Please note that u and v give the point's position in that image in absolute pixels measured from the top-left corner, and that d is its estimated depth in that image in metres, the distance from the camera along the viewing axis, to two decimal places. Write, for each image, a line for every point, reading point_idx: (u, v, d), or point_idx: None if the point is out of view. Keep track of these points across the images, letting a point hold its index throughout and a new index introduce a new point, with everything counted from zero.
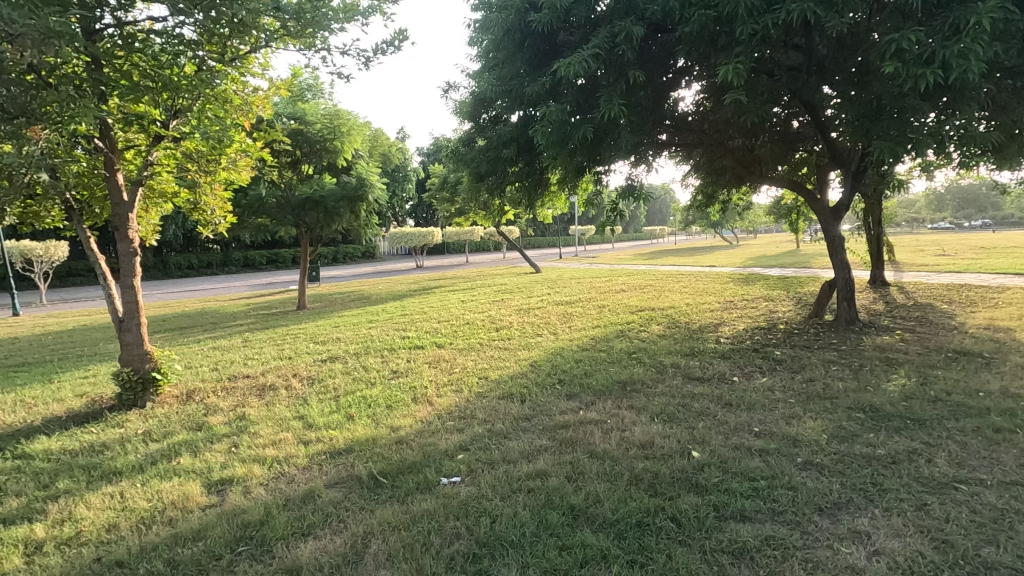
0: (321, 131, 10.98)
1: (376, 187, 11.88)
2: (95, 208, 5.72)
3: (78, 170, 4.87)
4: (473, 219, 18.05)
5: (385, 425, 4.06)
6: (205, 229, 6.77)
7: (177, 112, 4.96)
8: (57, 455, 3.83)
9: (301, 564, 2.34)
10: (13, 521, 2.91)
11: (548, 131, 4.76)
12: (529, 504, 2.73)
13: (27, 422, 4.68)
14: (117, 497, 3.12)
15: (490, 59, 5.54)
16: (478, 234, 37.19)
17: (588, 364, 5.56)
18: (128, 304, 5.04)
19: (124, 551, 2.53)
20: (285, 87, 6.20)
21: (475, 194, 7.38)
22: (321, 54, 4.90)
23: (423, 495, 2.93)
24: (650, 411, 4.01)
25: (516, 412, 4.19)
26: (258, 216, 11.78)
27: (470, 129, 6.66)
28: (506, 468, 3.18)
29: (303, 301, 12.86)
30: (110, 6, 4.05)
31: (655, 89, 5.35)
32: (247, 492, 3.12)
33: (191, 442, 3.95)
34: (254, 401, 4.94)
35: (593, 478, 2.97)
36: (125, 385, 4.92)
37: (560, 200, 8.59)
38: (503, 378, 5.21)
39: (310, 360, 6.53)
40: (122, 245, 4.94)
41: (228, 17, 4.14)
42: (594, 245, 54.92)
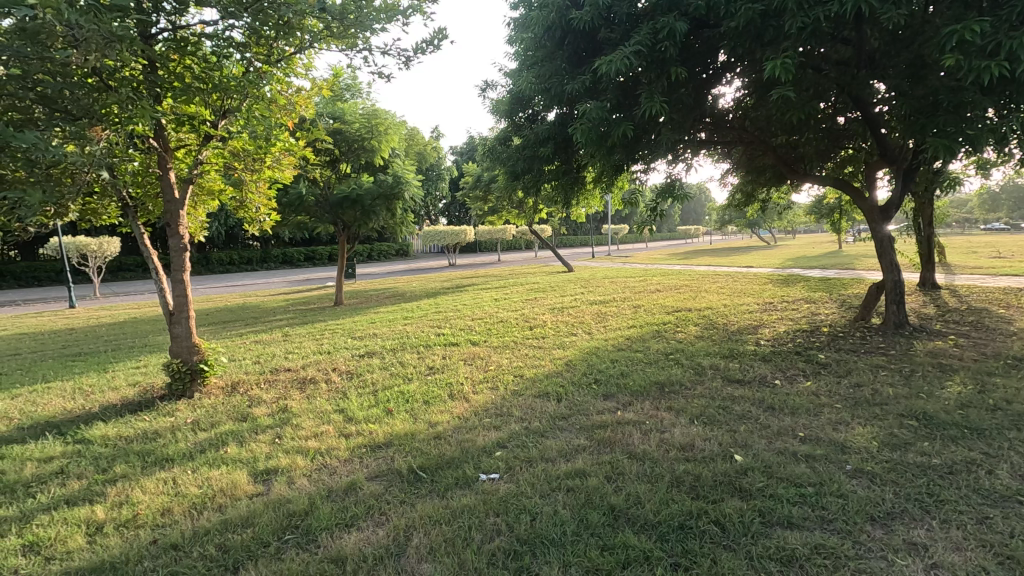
0: (360, 130, 11.19)
1: (412, 186, 12.04)
2: (149, 206, 5.95)
3: (133, 169, 5.09)
4: (506, 217, 18.08)
5: (423, 421, 4.12)
6: (250, 226, 6.98)
7: (226, 113, 5.11)
8: (114, 441, 4.01)
9: (347, 554, 2.39)
10: (76, 502, 3.07)
11: (587, 129, 4.72)
12: (569, 503, 2.72)
13: (86, 409, 4.92)
14: (170, 482, 3.24)
15: (528, 58, 5.54)
16: (510, 233, 37.30)
17: (625, 364, 5.51)
18: (179, 298, 5.24)
19: (178, 534, 2.63)
20: (328, 87, 6.32)
21: (511, 192, 7.39)
22: (362, 54, 4.97)
23: (462, 491, 2.95)
24: (690, 413, 3.95)
25: (553, 410, 4.18)
26: (298, 214, 12.08)
27: (507, 128, 6.67)
28: (544, 466, 3.18)
29: (339, 298, 13.12)
30: (166, 11, 4.19)
31: (696, 86, 5.24)
32: (291, 482, 3.20)
33: (237, 432, 4.08)
34: (296, 394, 5.07)
35: (633, 479, 2.94)
36: (175, 375, 5.11)
37: (595, 199, 8.55)
38: (539, 377, 5.21)
39: (348, 355, 6.68)
40: (173, 241, 5.14)
41: (275, 17, 4.24)
42: (627, 245, 54.29)
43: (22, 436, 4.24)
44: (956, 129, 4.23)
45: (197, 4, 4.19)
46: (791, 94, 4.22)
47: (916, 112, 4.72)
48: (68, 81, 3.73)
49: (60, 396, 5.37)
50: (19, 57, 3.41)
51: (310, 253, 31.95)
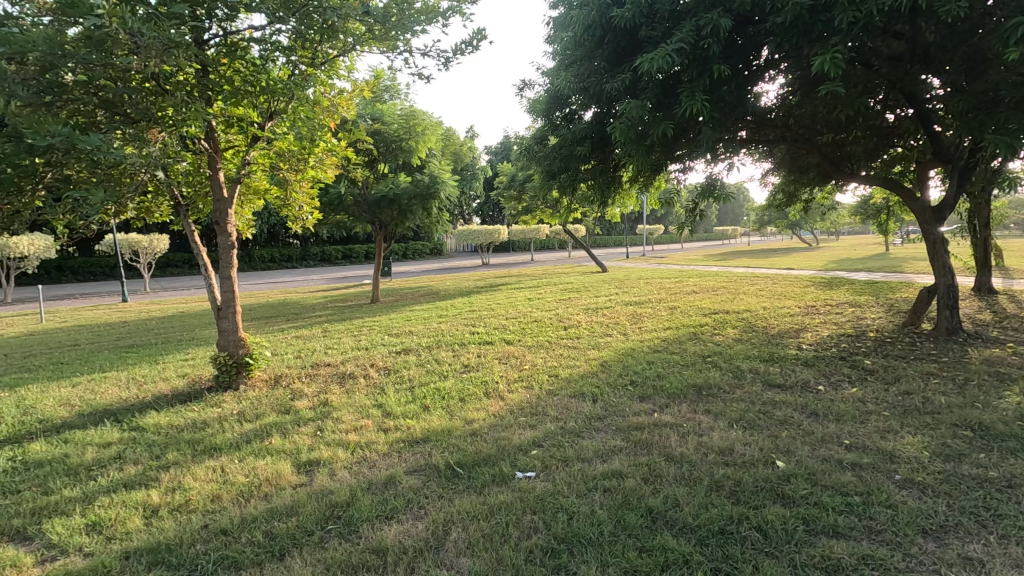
0: (398, 131, 11.40)
1: (448, 185, 12.17)
2: (200, 205, 6.20)
3: (186, 169, 5.31)
4: (539, 217, 18.08)
5: (460, 417, 4.17)
6: (294, 224, 7.20)
7: (272, 114, 5.27)
8: (166, 429, 4.20)
9: (387, 546, 2.45)
10: (132, 485, 3.23)
11: (626, 128, 4.68)
12: (606, 503, 2.72)
13: (139, 398, 5.16)
14: (219, 470, 3.38)
15: (567, 57, 5.54)
16: (543, 233, 37.34)
17: (661, 365, 5.45)
18: (226, 293, 5.44)
19: (228, 520, 2.74)
20: (369, 88, 6.44)
21: (546, 192, 7.39)
22: (403, 55, 5.08)
23: (499, 488, 2.98)
24: (729, 417, 3.88)
25: (589, 411, 4.17)
26: (338, 212, 12.38)
27: (543, 128, 6.67)
28: (580, 466, 3.17)
29: (376, 295, 13.36)
30: (217, 18, 4.35)
31: (738, 84, 5.12)
32: (332, 473, 3.29)
33: (281, 424, 4.21)
34: (336, 388, 5.21)
35: (671, 481, 2.91)
36: (222, 367, 5.32)
37: (630, 199, 8.50)
38: (574, 377, 5.20)
39: (385, 351, 6.81)
40: (221, 239, 5.33)
41: (320, 21, 4.40)
42: (663, 245, 53.55)
43: (83, 422, 4.50)
44: (1017, 126, 4.03)
45: (247, 10, 4.33)
46: (840, 91, 4.09)
47: (975, 108, 4.51)
48: (128, 86, 3.94)
49: (116, 386, 5.66)
50: (83, 64, 3.64)
51: (348, 252, 32.63)
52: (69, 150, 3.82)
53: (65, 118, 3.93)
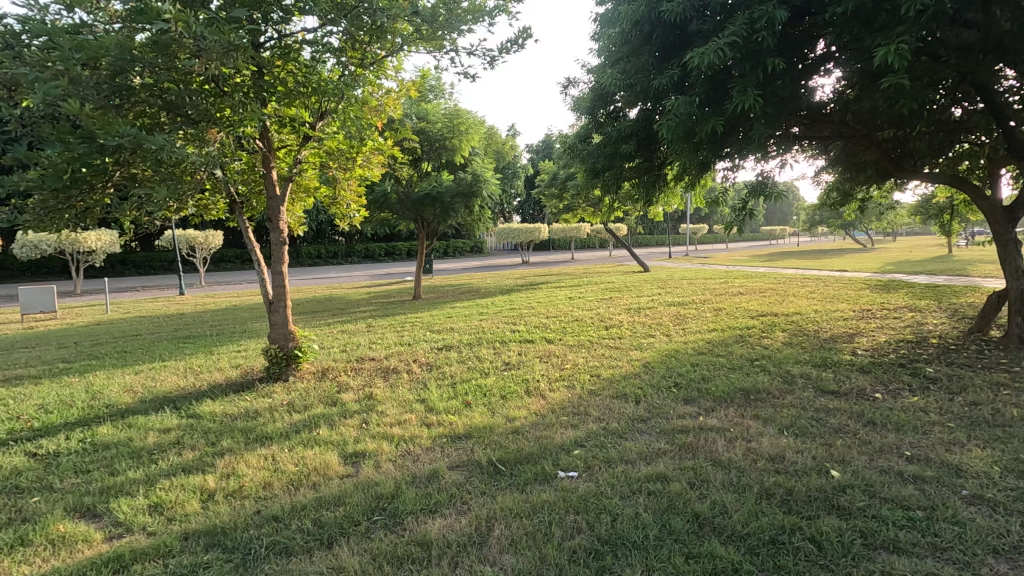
0: (442, 130, 11.55)
1: (490, 183, 12.25)
2: (253, 203, 6.43)
3: (242, 167, 5.52)
4: (581, 216, 17.96)
5: (501, 415, 4.19)
6: (342, 222, 7.38)
7: (322, 114, 5.42)
8: (221, 417, 4.39)
9: (431, 539, 2.48)
10: (190, 470, 3.39)
11: (673, 125, 4.58)
12: (650, 506, 2.68)
13: (196, 386, 5.42)
14: (270, 459, 3.50)
15: (613, 53, 5.46)
16: (584, 231, 37.08)
17: (706, 368, 5.33)
18: (277, 288, 5.63)
19: (279, 507, 2.83)
20: (415, 87, 6.53)
21: (589, 190, 7.31)
22: (449, 55, 5.14)
23: (541, 486, 2.98)
24: (779, 423, 3.75)
25: (632, 412, 4.11)
26: (382, 211, 12.64)
27: (588, 125, 6.60)
28: (624, 467, 3.13)
29: (418, 292, 13.55)
30: (273, 21, 4.48)
31: (792, 78, 4.92)
32: (378, 466, 3.36)
33: (328, 416, 4.33)
34: (380, 382, 5.33)
35: (719, 488, 2.84)
36: (273, 359, 5.51)
37: (675, 198, 8.32)
38: (617, 377, 5.14)
39: (428, 347, 6.90)
40: (273, 235, 5.53)
41: (369, 22, 4.51)
42: (707, 245, 52.29)
43: (145, 408, 4.75)
44: None
45: (301, 12, 4.45)
46: (905, 82, 3.87)
47: None
48: (189, 89, 4.12)
49: (175, 374, 5.95)
50: (150, 68, 3.86)
51: (390, 249, 33.31)
52: (136, 150, 4.04)
53: (132, 119, 4.16)
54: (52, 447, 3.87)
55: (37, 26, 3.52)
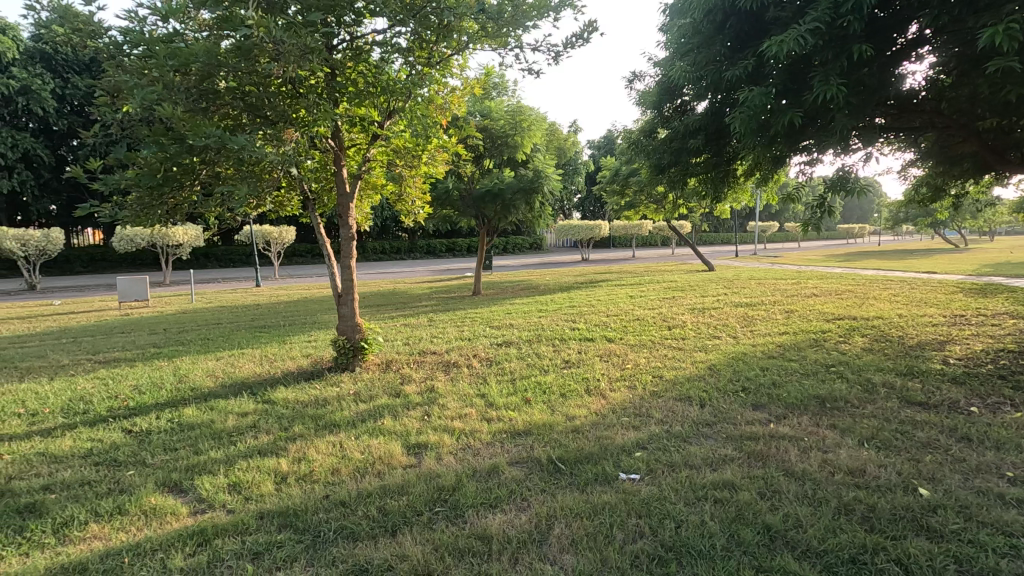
0: (504, 127, 11.63)
1: (551, 180, 12.20)
2: (325, 200, 6.69)
3: (315, 166, 5.75)
4: (643, 213, 17.57)
5: (561, 413, 4.16)
6: (407, 218, 7.56)
7: (390, 113, 5.55)
8: (293, 404, 4.61)
9: (492, 533, 2.49)
10: (265, 452, 3.58)
11: (747, 117, 4.37)
12: (717, 515, 2.58)
13: (271, 374, 5.72)
14: (338, 446, 3.64)
15: (682, 45, 5.29)
16: (646, 228, 36.28)
17: (777, 372, 5.07)
18: (346, 282, 5.84)
19: (346, 493, 2.94)
20: (478, 85, 6.57)
21: (653, 186, 7.12)
22: (514, 52, 5.15)
23: (602, 487, 2.93)
24: (859, 435, 3.51)
25: (696, 416, 3.97)
26: (444, 207, 12.87)
27: (653, 119, 6.41)
28: (688, 473, 3.03)
29: (478, 287, 13.69)
30: (345, 24, 4.63)
31: (881, 65, 4.57)
32: (439, 458, 3.42)
33: (392, 406, 4.46)
34: (441, 376, 5.43)
35: (792, 500, 2.69)
36: (341, 351, 5.73)
37: (744, 194, 7.94)
38: (680, 379, 4.98)
39: (488, 343, 6.97)
40: (343, 231, 5.74)
41: (437, 22, 4.58)
42: (777, 244, 49.86)
43: (225, 392, 5.07)
44: None
45: (372, 14, 4.56)
46: (1015, 65, 3.51)
47: None
48: (268, 90, 4.31)
49: (252, 361, 6.32)
50: (234, 72, 4.07)
51: (451, 245, 33.90)
52: (220, 149, 4.29)
53: (217, 121, 4.42)
54: (145, 425, 4.20)
55: (138, 37, 3.82)
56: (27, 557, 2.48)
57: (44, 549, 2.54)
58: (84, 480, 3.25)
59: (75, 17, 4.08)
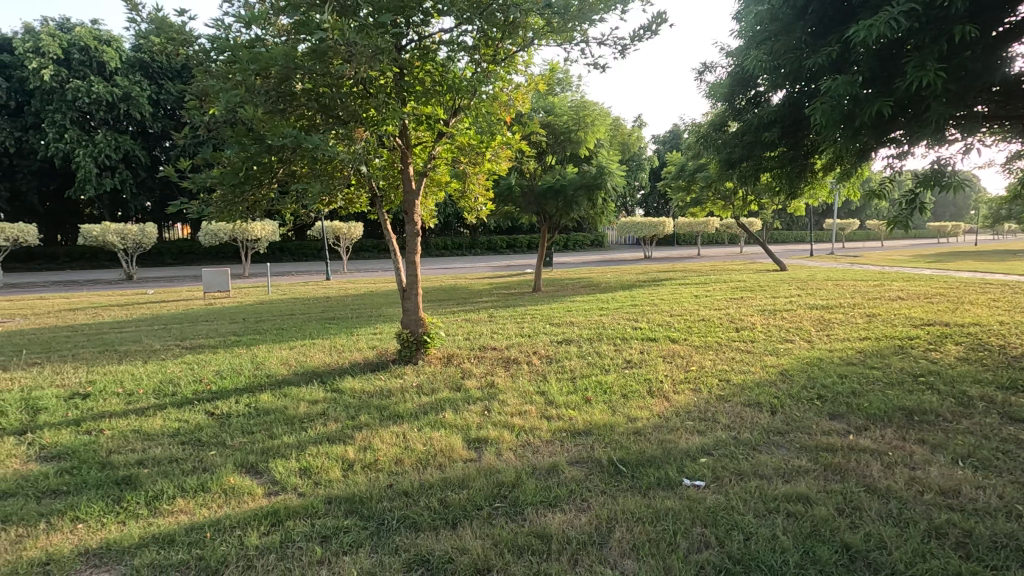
0: (568, 123, 11.55)
1: (615, 176, 11.98)
2: (391, 197, 6.87)
3: (383, 164, 5.92)
4: (710, 210, 16.93)
5: (622, 414, 4.08)
6: (470, 215, 7.64)
7: (456, 111, 5.62)
8: (359, 394, 4.78)
9: (551, 533, 2.48)
10: (333, 439, 3.73)
11: (829, 107, 4.10)
12: (790, 529, 2.44)
13: (339, 364, 5.96)
14: (401, 436, 3.74)
15: (758, 34, 5.04)
16: (713, 226, 35.01)
17: (857, 381, 4.74)
18: (410, 277, 5.98)
19: (409, 484, 3.01)
20: (543, 81, 6.53)
21: (723, 182, 6.83)
22: (579, 46, 5.09)
23: (665, 492, 2.84)
24: (952, 452, 3.23)
25: (766, 423, 3.78)
26: (506, 204, 12.94)
27: (724, 112, 6.14)
28: (758, 483, 2.89)
29: (538, 284, 13.67)
30: (414, 24, 4.71)
31: (987, 47, 4.14)
32: (499, 453, 3.44)
33: (453, 400, 4.53)
34: (501, 372, 5.46)
35: (875, 519, 2.50)
36: (404, 344, 5.88)
37: (823, 189, 7.47)
38: (749, 384, 4.76)
39: (548, 340, 6.94)
40: (408, 226, 5.87)
41: (502, 19, 4.59)
42: (857, 243, 46.75)
43: (298, 380, 5.33)
44: None
45: (439, 13, 4.62)
46: None
47: None
48: (340, 91, 4.46)
49: (322, 351, 6.61)
50: (309, 74, 4.24)
51: (512, 242, 34.08)
52: (295, 149, 4.48)
53: (294, 121, 4.62)
54: (226, 408, 4.48)
55: (225, 44, 4.06)
56: (124, 525, 2.70)
57: (138, 519, 2.76)
58: (172, 457, 3.51)
59: (170, 27, 4.40)
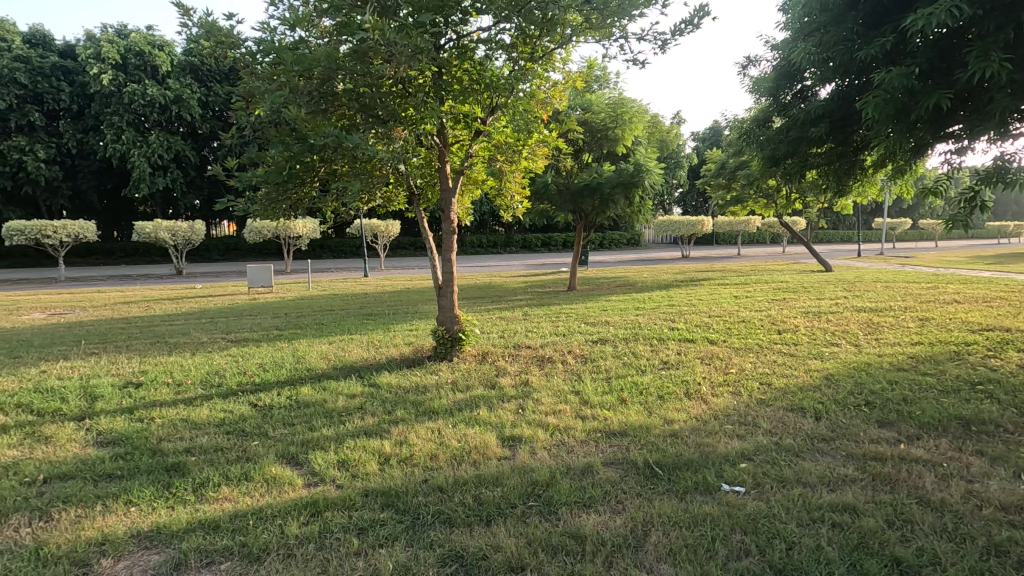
0: (605, 120, 11.43)
1: (653, 173, 11.79)
2: (428, 195, 6.94)
3: (421, 162, 5.98)
4: (752, 209, 16.46)
5: (658, 415, 4.01)
6: (505, 213, 7.65)
7: (493, 109, 5.63)
8: (395, 389, 4.85)
9: (586, 534, 2.45)
10: (370, 433, 3.80)
11: (882, 100, 3.92)
12: (836, 540, 2.35)
13: (376, 359, 6.07)
14: (436, 432, 3.77)
15: (806, 25, 4.86)
16: (754, 225, 34.08)
17: (909, 387, 4.53)
18: (446, 274, 6.03)
19: (444, 479, 3.03)
20: (580, 78, 6.47)
21: (766, 179, 6.62)
22: (618, 42, 5.02)
23: (703, 497, 2.78)
24: (1014, 466, 3.04)
25: (811, 429, 3.64)
26: (542, 202, 12.90)
27: (769, 107, 5.95)
28: (801, 491, 2.79)
29: (573, 283, 13.57)
30: (453, 23, 4.74)
31: None
32: (533, 452, 3.44)
33: (488, 397, 4.55)
34: (536, 370, 5.45)
35: (928, 533, 2.38)
36: (440, 341, 5.94)
37: (874, 187, 7.16)
38: (792, 388, 4.61)
39: (583, 339, 6.89)
40: (445, 224, 5.92)
41: (540, 16, 4.56)
42: (909, 243, 44.70)
43: (336, 374, 5.45)
44: None
45: (478, 12, 4.63)
46: None
47: None
48: (380, 91, 4.53)
49: (360, 346, 6.74)
50: (350, 74, 4.32)
51: (547, 240, 33.99)
52: (336, 148, 4.57)
53: (335, 120, 4.72)
54: (268, 400, 4.62)
55: (270, 46, 4.17)
56: (173, 510, 2.81)
57: (186, 505, 2.87)
58: (218, 446, 3.63)
59: (219, 31, 4.56)
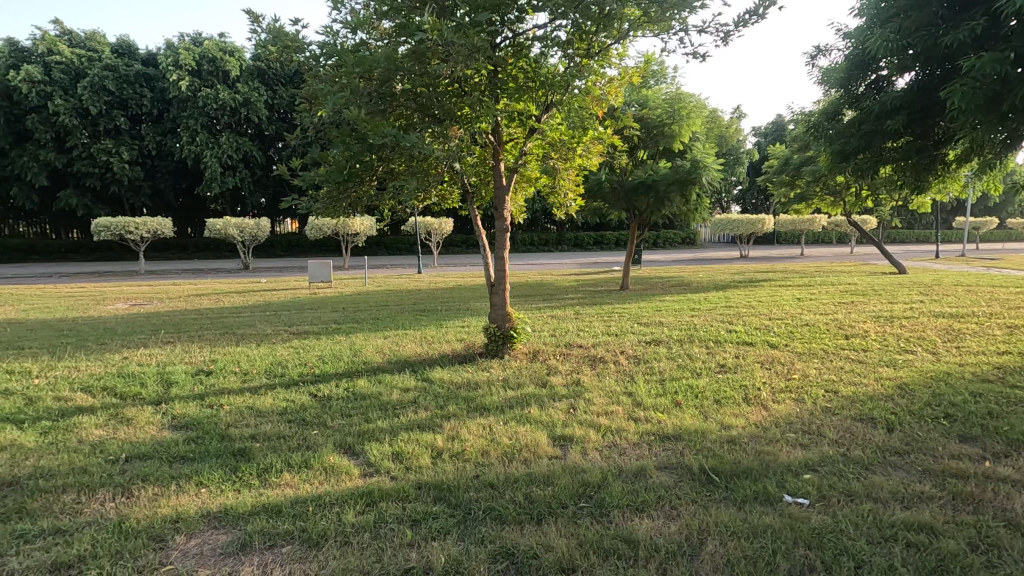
0: (661, 116, 11.17)
1: (711, 170, 11.43)
2: (482, 193, 6.99)
3: (476, 160, 6.03)
4: (818, 207, 15.66)
5: (715, 420, 3.88)
6: (558, 211, 7.60)
7: (547, 106, 5.60)
8: (447, 384, 4.92)
9: (639, 538, 2.41)
10: (423, 427, 3.87)
11: (971, 90, 3.63)
12: (911, 561, 2.20)
13: (429, 354, 6.18)
14: (487, 429, 3.79)
15: (883, 11, 4.56)
16: (819, 224, 32.44)
17: (995, 400, 4.18)
18: (499, 272, 6.06)
19: (495, 476, 3.05)
20: (637, 73, 6.33)
21: (835, 175, 6.27)
22: (678, 36, 4.88)
23: (763, 508, 2.66)
24: None
25: (882, 441, 3.43)
26: (595, 200, 12.75)
27: (840, 99, 5.62)
28: (872, 507, 2.63)
29: (626, 282, 13.34)
30: (509, 22, 4.74)
31: None
32: (585, 452, 3.40)
33: (539, 396, 4.54)
34: (587, 370, 5.40)
35: (1018, 561, 2.19)
36: (492, 338, 5.98)
37: (957, 182, 6.64)
38: (861, 397, 4.35)
39: (636, 340, 6.76)
40: (498, 222, 5.95)
41: (597, 12, 4.50)
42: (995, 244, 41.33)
43: (391, 368, 5.59)
44: None
45: (534, 10, 4.62)
46: None
47: None
48: (437, 91, 4.59)
49: (413, 341, 6.88)
50: (408, 75, 4.40)
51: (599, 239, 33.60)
52: (394, 147, 4.67)
53: (393, 120, 4.82)
54: (327, 391, 4.79)
55: (333, 49, 4.31)
56: (239, 493, 2.96)
57: (251, 488, 3.02)
58: (280, 433, 3.80)
59: (285, 36, 4.75)
